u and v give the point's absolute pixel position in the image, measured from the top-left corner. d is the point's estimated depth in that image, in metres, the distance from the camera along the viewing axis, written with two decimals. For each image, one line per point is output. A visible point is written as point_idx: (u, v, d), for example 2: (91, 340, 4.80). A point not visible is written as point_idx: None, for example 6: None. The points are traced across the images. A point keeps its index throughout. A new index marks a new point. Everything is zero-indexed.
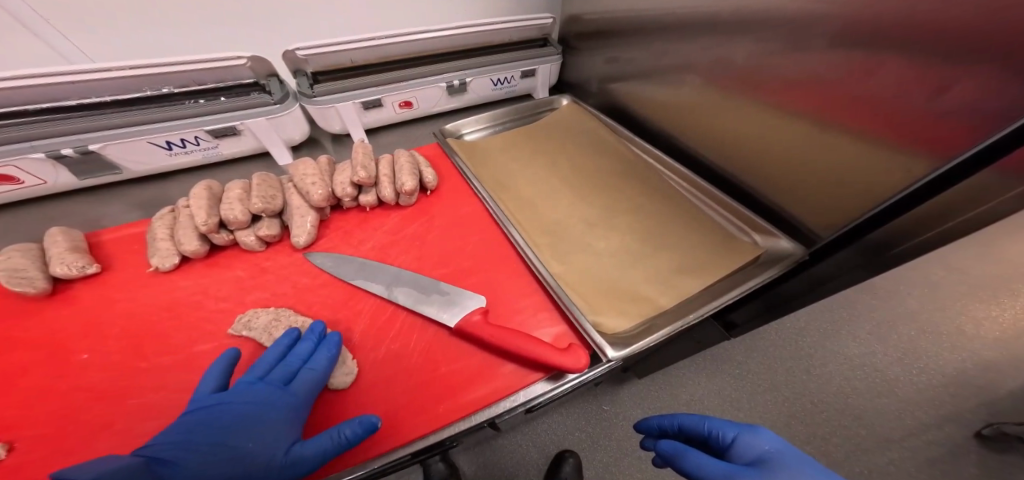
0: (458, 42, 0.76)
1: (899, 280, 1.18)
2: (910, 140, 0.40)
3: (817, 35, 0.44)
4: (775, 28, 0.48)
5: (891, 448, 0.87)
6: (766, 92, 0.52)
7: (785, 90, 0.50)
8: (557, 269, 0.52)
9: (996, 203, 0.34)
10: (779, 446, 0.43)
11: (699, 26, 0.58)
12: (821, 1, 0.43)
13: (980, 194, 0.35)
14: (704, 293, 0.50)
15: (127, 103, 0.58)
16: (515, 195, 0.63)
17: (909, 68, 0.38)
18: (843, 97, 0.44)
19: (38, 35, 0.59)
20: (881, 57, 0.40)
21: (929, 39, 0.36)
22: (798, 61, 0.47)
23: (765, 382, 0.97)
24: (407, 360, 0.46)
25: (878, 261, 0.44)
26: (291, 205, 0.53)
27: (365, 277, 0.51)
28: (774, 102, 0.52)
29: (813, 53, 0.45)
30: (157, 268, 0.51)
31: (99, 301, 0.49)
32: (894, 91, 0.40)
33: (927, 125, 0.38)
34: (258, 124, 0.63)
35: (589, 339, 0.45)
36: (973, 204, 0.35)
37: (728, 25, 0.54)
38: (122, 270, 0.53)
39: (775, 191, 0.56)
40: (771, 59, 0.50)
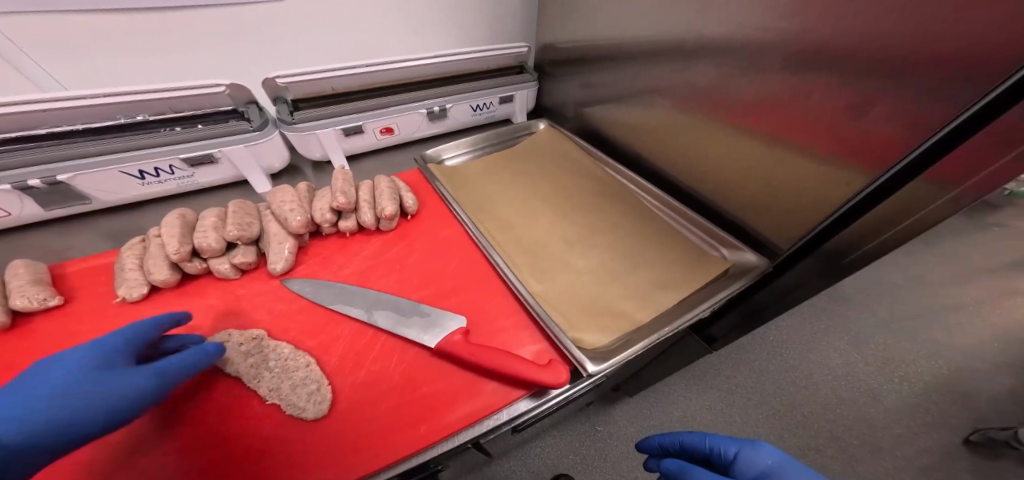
0: (437, 69, 0.80)
1: (867, 288, 1.24)
2: (852, 153, 0.43)
3: (769, 57, 0.47)
4: (731, 54, 0.52)
5: (886, 458, 0.89)
6: (728, 112, 0.55)
7: (744, 112, 0.53)
8: (537, 287, 0.53)
9: (934, 208, 0.38)
10: (781, 459, 0.43)
11: (661, 50, 0.62)
12: (765, 30, 0.47)
13: (918, 200, 0.39)
14: (681, 305, 0.52)
15: (100, 131, 0.59)
16: (496, 217, 0.64)
17: (842, 88, 0.41)
18: (791, 115, 0.47)
19: (12, 63, 0.59)
20: (818, 79, 0.43)
21: (860, 62, 0.39)
22: (756, 81, 0.50)
23: (754, 396, 0.99)
24: (388, 380, 0.45)
25: (838, 267, 0.48)
26: (267, 231, 0.53)
27: (344, 301, 0.51)
28: (733, 120, 0.55)
29: (764, 75, 0.49)
30: (124, 299, 0.49)
31: (60, 334, 0.47)
32: (834, 108, 0.43)
33: (865, 138, 0.41)
34: (236, 151, 0.63)
35: (569, 354, 0.45)
36: (915, 209, 0.39)
37: (688, 50, 0.58)
38: (85, 302, 0.51)
39: (737, 208, 0.59)
40: (733, 80, 0.53)
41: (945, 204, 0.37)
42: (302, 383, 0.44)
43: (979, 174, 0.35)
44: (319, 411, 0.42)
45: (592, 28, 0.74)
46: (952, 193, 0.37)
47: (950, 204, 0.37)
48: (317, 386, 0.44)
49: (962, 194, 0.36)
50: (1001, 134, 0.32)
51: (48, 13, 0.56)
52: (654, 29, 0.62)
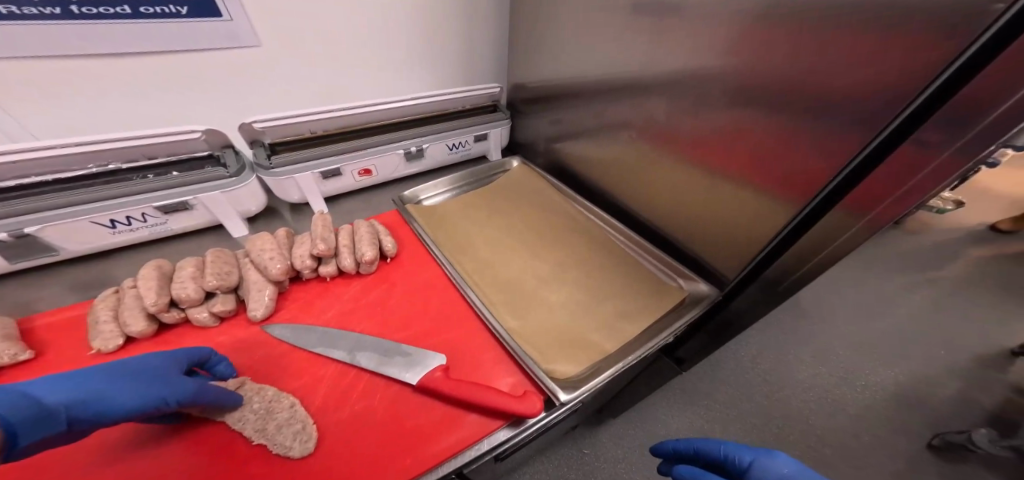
0: (412, 110, 0.84)
1: (823, 301, 1.33)
2: (784, 187, 0.49)
3: (713, 92, 0.52)
4: (679, 88, 0.56)
5: (857, 466, 0.96)
6: (680, 145, 0.60)
7: (693, 145, 0.58)
8: (513, 323, 0.56)
9: (851, 235, 0.45)
10: (796, 469, 0.46)
11: (621, 88, 0.67)
12: (707, 68, 0.51)
13: (836, 228, 0.45)
14: (644, 333, 0.56)
15: (70, 181, 0.58)
16: (472, 256, 0.67)
17: (776, 124, 0.46)
18: (733, 150, 0.52)
19: None
20: (757, 113, 0.47)
21: (790, 102, 0.44)
22: (701, 116, 0.55)
23: (731, 411, 1.03)
24: (372, 417, 0.46)
25: (777, 292, 0.56)
26: (247, 279, 0.54)
27: (326, 344, 0.52)
28: (687, 154, 0.59)
29: (709, 111, 0.53)
30: (98, 351, 0.49)
31: None
32: (773, 141, 0.47)
33: (794, 172, 0.47)
34: (211, 198, 0.64)
35: (543, 385, 0.48)
36: (836, 235, 0.46)
37: (645, 86, 0.62)
38: (56, 359, 0.49)
39: (691, 242, 0.65)
40: (684, 115, 0.57)
41: (860, 230, 0.44)
42: (286, 423, 0.44)
43: (890, 196, 0.40)
44: (304, 450, 0.43)
45: (559, 69, 0.80)
46: (868, 215, 0.42)
47: (864, 230, 0.44)
48: (299, 423, 0.45)
49: (870, 222, 0.43)
50: (906, 160, 0.37)
51: (11, 60, 0.56)
52: (614, 70, 0.67)
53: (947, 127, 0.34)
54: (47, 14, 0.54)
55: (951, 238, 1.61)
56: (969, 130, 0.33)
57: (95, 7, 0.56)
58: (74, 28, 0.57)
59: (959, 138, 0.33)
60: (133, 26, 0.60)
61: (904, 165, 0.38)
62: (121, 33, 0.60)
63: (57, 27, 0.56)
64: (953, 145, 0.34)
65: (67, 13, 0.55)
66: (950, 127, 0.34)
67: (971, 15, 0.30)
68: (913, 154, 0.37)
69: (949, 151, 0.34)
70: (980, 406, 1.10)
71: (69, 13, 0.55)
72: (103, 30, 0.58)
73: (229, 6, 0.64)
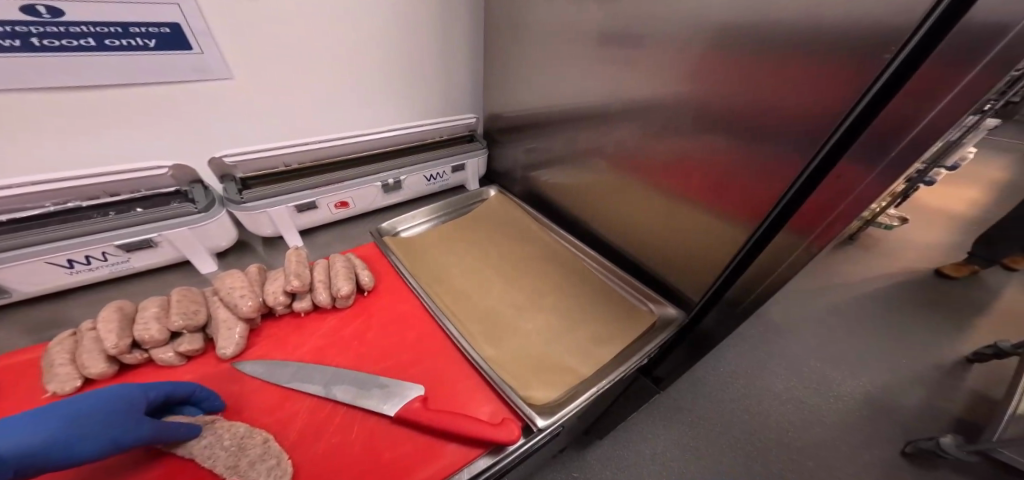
0: (389, 142, 0.86)
1: (790, 316, 1.40)
2: (741, 210, 0.52)
3: (677, 119, 0.55)
4: (647, 117, 0.60)
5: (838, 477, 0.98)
6: (651, 172, 0.63)
7: (659, 170, 0.61)
8: (490, 352, 0.56)
9: (799, 254, 0.49)
10: None
11: (591, 118, 0.70)
12: (669, 98, 0.55)
13: (785, 247, 0.49)
14: (617, 357, 0.57)
15: (25, 220, 0.56)
16: (448, 287, 0.68)
17: (738, 149, 0.49)
18: (698, 176, 0.56)
19: None
20: (718, 141, 0.51)
21: (747, 131, 0.47)
22: (666, 143, 0.58)
23: (715, 427, 1.05)
24: (349, 451, 0.43)
25: (737, 312, 0.60)
26: (216, 317, 0.51)
27: (301, 378, 0.49)
28: (654, 182, 0.63)
29: (672, 138, 0.57)
30: (53, 395, 0.45)
31: None
32: (735, 168, 0.50)
33: (750, 199, 0.50)
34: (178, 234, 0.63)
35: (521, 411, 0.47)
36: (786, 255, 0.50)
37: (614, 115, 0.65)
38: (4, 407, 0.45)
39: (659, 266, 0.68)
40: (652, 141, 0.60)
41: (805, 250, 0.48)
42: (260, 460, 0.41)
43: (826, 219, 0.44)
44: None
45: (533, 100, 0.83)
46: (810, 237, 0.46)
47: (808, 250, 0.48)
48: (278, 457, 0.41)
49: (814, 242, 0.46)
50: (841, 183, 0.41)
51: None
52: (584, 103, 0.71)
53: (865, 158, 0.38)
54: (3, 47, 0.51)
55: (898, 252, 1.74)
56: (884, 158, 0.37)
57: (57, 40, 0.54)
58: (33, 61, 0.54)
59: (876, 166, 0.38)
60: (98, 60, 0.57)
61: (835, 191, 0.42)
62: (84, 67, 0.57)
63: (13, 61, 0.52)
64: (872, 172, 0.39)
65: (26, 45, 0.52)
66: (867, 157, 0.38)
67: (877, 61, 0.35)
68: (841, 180, 0.41)
69: (870, 176, 0.39)
70: (943, 410, 1.15)
71: (28, 47, 0.53)
72: (66, 65, 0.56)
73: (201, 40, 0.62)
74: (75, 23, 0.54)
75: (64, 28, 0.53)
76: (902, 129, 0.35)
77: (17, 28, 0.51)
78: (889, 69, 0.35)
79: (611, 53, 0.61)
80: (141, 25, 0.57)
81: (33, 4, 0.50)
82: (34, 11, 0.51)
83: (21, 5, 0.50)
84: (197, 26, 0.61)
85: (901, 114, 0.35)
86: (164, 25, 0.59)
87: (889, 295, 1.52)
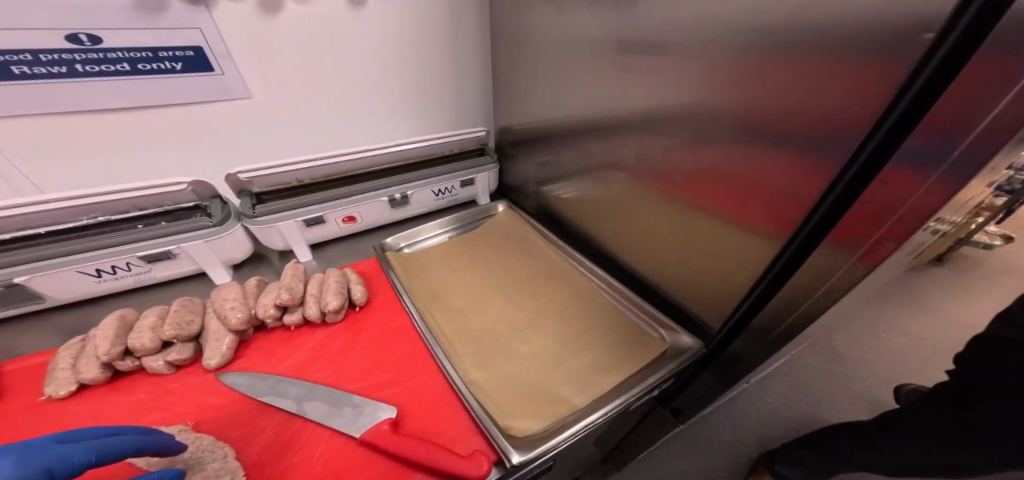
0: (398, 157, 0.87)
1: (848, 348, 1.24)
2: (762, 222, 0.46)
3: (683, 126, 0.51)
4: (654, 125, 0.55)
5: None
6: (660, 185, 0.58)
7: (666, 183, 0.57)
8: (475, 375, 0.52)
9: (839, 276, 0.40)
10: None
11: (600, 130, 0.67)
12: (674, 103, 0.51)
13: (828, 268, 0.41)
14: (619, 387, 0.52)
15: (63, 232, 0.60)
16: (443, 305, 0.65)
17: (749, 153, 0.44)
18: (709, 190, 0.50)
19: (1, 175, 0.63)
20: (730, 146, 0.45)
21: (760, 135, 0.42)
22: (670, 154, 0.54)
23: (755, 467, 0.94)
24: (308, 475, 0.41)
25: (767, 343, 0.51)
26: (207, 329, 0.52)
27: (277, 392, 0.48)
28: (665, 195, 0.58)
29: (680, 148, 0.52)
30: (50, 397, 0.46)
31: None
32: (751, 176, 0.45)
33: (772, 208, 0.44)
34: (195, 247, 0.65)
35: (496, 443, 0.43)
36: (822, 280, 0.42)
37: (619, 129, 0.63)
38: (16, 400, 0.47)
39: (677, 288, 0.62)
40: (659, 155, 0.56)
41: (845, 274, 0.39)
42: (214, 475, 0.39)
43: (872, 236, 0.36)
44: None
45: (543, 114, 0.82)
46: (854, 255, 0.38)
47: (850, 275, 0.39)
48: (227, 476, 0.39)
49: (858, 262, 0.38)
50: (885, 192, 0.34)
51: (26, 118, 0.59)
52: (591, 113, 0.68)
53: (919, 161, 0.31)
54: (54, 73, 0.57)
55: (990, 279, 1.49)
56: (944, 161, 0.30)
57: (98, 65, 0.59)
58: (82, 85, 0.60)
59: (933, 171, 0.30)
60: (134, 83, 0.63)
61: (882, 200, 0.34)
62: (124, 90, 0.63)
63: (64, 86, 0.59)
64: (929, 179, 0.31)
65: (70, 71, 0.58)
66: (920, 159, 0.31)
67: (903, 44, 0.30)
68: (887, 189, 0.34)
69: (925, 184, 0.31)
70: None
71: (73, 72, 0.58)
72: (107, 88, 0.61)
73: (222, 62, 0.67)
74: (112, 49, 0.59)
75: (103, 54, 0.58)
76: (960, 124, 0.28)
77: (63, 56, 0.56)
78: (944, 45, 0.29)
79: (614, 56, 0.59)
80: (168, 49, 0.62)
81: (76, 33, 0.55)
82: (77, 39, 0.56)
83: (65, 35, 0.55)
84: (218, 50, 0.66)
85: (960, 108, 0.28)
86: (187, 49, 0.63)
87: (980, 328, 1.30)
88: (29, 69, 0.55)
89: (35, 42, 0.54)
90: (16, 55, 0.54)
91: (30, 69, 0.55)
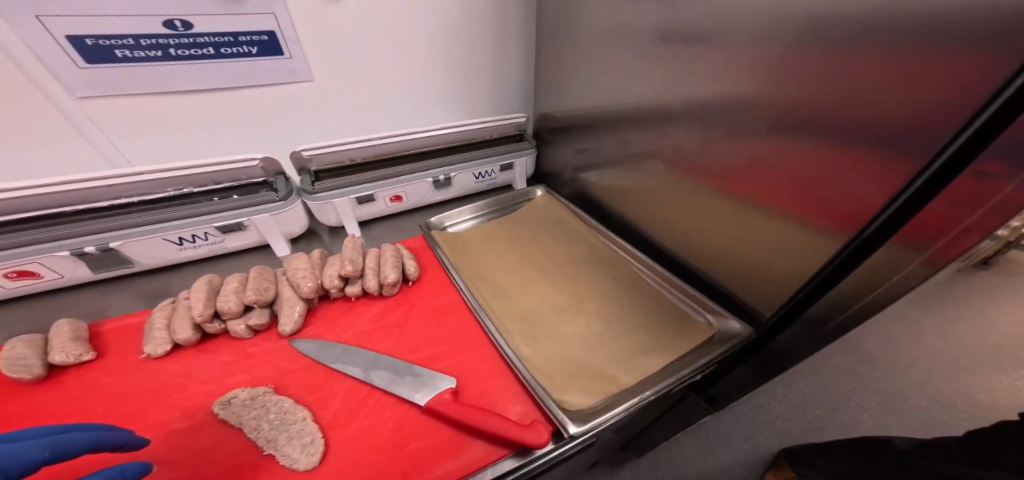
0: (443, 140, 0.89)
1: (883, 347, 1.21)
2: (823, 218, 0.46)
3: (746, 118, 0.50)
4: (710, 116, 0.55)
5: None
6: (713, 176, 0.58)
7: (719, 175, 0.56)
8: (526, 351, 0.55)
9: (912, 269, 0.40)
10: None
11: (649, 118, 0.67)
12: (738, 93, 0.50)
13: (898, 263, 0.40)
14: (666, 369, 0.53)
15: (152, 202, 0.65)
16: (490, 284, 0.68)
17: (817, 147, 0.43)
18: (766, 185, 0.50)
19: (89, 139, 0.66)
20: (796, 140, 0.45)
21: (831, 129, 0.41)
22: (726, 145, 0.54)
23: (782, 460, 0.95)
24: (379, 437, 0.45)
25: (821, 333, 0.51)
26: (281, 296, 0.56)
27: (344, 360, 0.52)
28: (716, 186, 0.58)
29: (738, 140, 0.52)
30: (149, 355, 0.52)
31: (86, 387, 0.49)
32: (810, 169, 0.45)
33: (836, 205, 0.44)
34: (262, 219, 0.70)
35: (552, 415, 0.46)
36: (889, 273, 0.42)
37: (666, 119, 0.62)
38: (116, 356, 0.53)
39: (725, 277, 0.62)
40: (713, 145, 0.56)
41: (918, 267, 0.39)
42: (297, 435, 0.44)
43: (950, 232, 0.36)
44: (306, 464, 0.42)
45: (583, 101, 0.82)
46: (928, 251, 0.38)
47: (923, 268, 0.39)
48: (310, 436, 0.44)
49: (936, 255, 0.37)
50: (973, 188, 0.33)
51: (121, 97, 0.64)
52: (638, 102, 0.68)
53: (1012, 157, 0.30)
54: (151, 57, 0.61)
55: None
56: None
57: (189, 50, 0.63)
58: (172, 68, 0.63)
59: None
60: (217, 65, 0.66)
61: (968, 197, 0.34)
62: (205, 72, 0.66)
63: (159, 68, 0.63)
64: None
65: (166, 55, 0.62)
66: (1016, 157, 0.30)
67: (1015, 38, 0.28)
68: (977, 186, 0.33)
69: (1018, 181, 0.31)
70: None
71: (167, 56, 0.62)
72: (193, 70, 0.65)
73: (291, 46, 0.70)
74: (200, 34, 0.62)
75: (193, 39, 0.62)
76: None
77: (159, 41, 0.60)
78: None
79: (675, 45, 0.57)
80: (247, 34, 0.65)
81: (172, 19, 0.59)
82: (173, 25, 0.60)
83: (164, 21, 0.59)
84: (289, 35, 0.69)
85: None
86: (263, 33, 0.67)
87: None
88: (130, 52, 0.60)
89: (137, 27, 0.58)
90: (120, 40, 0.58)
91: (131, 53, 0.60)
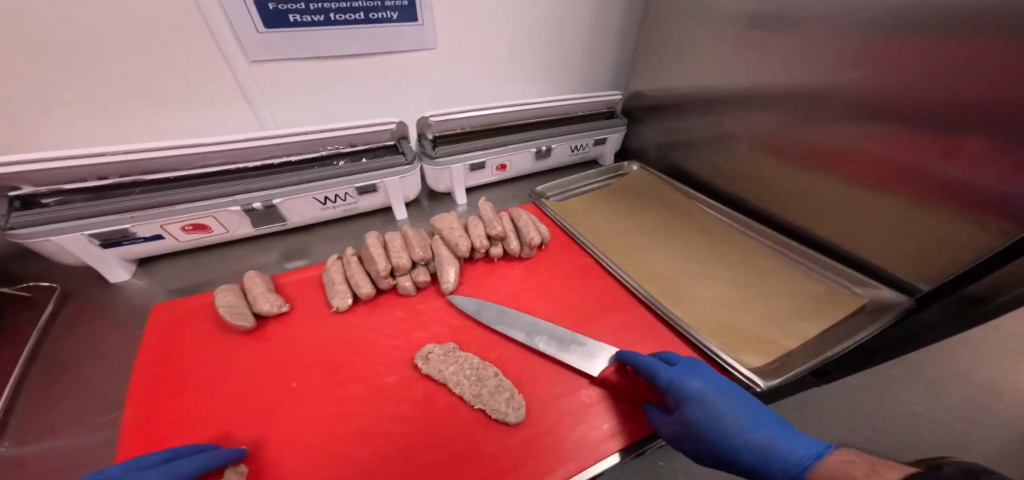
0: (544, 112, 0.90)
1: None
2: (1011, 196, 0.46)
3: (928, 92, 0.50)
4: (874, 90, 0.55)
5: None
6: (862, 153, 0.58)
7: (872, 151, 0.57)
8: (683, 314, 0.58)
9: None
10: None
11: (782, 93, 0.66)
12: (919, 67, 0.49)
13: None
14: (826, 333, 0.55)
15: (304, 162, 0.68)
16: (620, 250, 0.70)
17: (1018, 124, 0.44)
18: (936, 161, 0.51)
19: (253, 106, 0.69)
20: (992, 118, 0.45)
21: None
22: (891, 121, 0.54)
23: None
24: (567, 392, 0.48)
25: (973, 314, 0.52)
26: (440, 254, 0.59)
27: (506, 323, 0.55)
28: (866, 160, 0.58)
29: (907, 115, 0.52)
30: (336, 308, 0.55)
31: (291, 337, 0.54)
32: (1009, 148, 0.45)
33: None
34: (392, 182, 0.72)
35: (740, 373, 0.49)
36: None
37: (813, 92, 0.62)
38: (303, 309, 0.58)
39: (861, 249, 0.63)
40: (872, 121, 0.56)
41: None
42: (497, 391, 0.47)
43: None
44: (517, 417, 0.45)
45: (686, 77, 0.81)
46: None
47: None
48: (511, 390, 0.47)
49: None
50: None
51: (277, 62, 0.65)
52: (769, 77, 0.67)
53: None
54: (314, 21, 0.63)
55: None
56: None
57: (346, 14, 0.64)
58: (326, 33, 0.65)
59: None
60: (364, 31, 0.68)
61: None
62: (349, 39, 0.67)
63: (318, 33, 0.65)
64: None
65: (325, 19, 0.64)
66: None
67: None
68: None
69: None
70: None
71: (326, 20, 0.64)
72: (342, 35, 0.66)
73: (426, 14, 0.71)
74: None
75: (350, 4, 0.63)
76: None
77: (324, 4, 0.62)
78: None
79: (837, 19, 0.56)
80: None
81: None
82: None
83: None
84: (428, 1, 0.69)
85: None
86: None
87: None
88: (301, 17, 0.62)
89: None
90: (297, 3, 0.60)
91: (300, 17, 0.62)
